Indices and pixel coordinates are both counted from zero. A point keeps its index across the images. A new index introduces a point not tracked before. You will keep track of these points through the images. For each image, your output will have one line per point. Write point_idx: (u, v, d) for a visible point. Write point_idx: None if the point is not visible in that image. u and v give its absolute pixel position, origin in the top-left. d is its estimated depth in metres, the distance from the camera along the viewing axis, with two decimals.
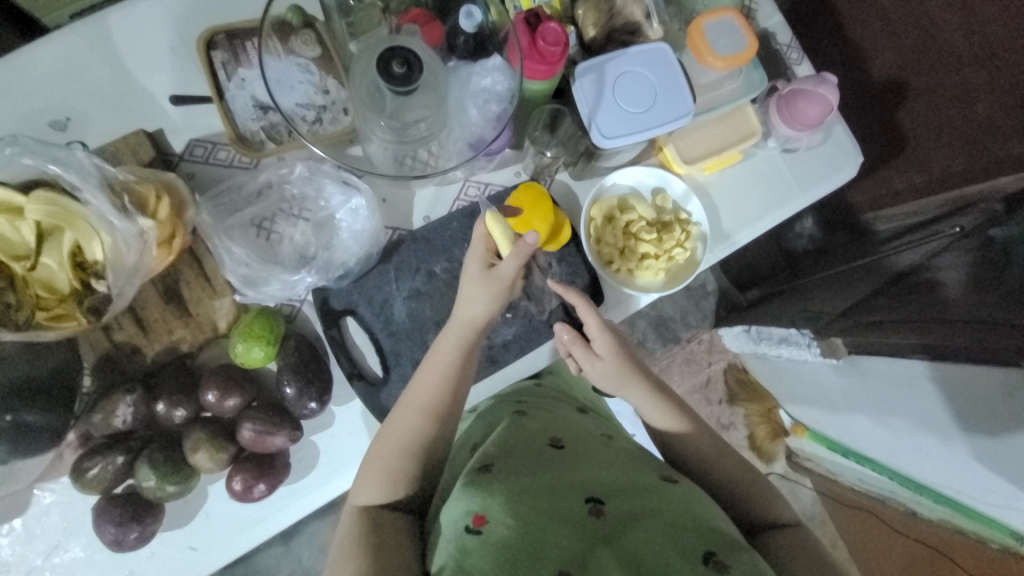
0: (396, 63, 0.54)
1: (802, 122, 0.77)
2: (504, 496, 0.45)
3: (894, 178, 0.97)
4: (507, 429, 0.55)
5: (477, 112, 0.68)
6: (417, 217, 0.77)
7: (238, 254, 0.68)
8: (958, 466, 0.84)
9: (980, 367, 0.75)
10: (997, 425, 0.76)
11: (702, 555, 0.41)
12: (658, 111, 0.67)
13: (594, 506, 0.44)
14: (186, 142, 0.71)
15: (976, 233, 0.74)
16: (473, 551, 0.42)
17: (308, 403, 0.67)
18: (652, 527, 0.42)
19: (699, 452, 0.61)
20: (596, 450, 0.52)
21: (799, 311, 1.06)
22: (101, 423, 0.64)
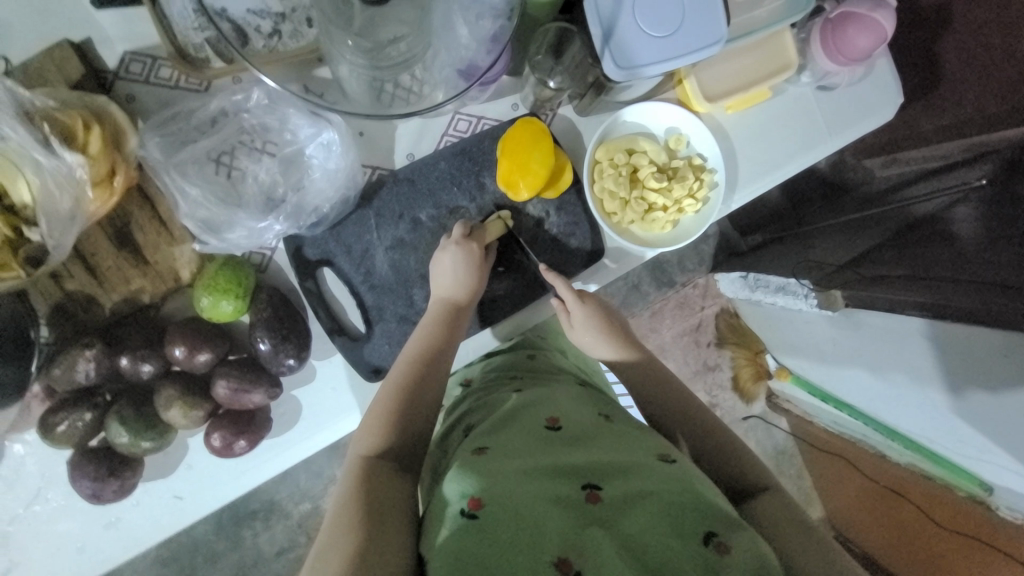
0: None
1: (848, 55, 0.67)
2: (498, 481, 0.46)
3: (921, 119, 0.87)
4: (506, 412, 0.57)
5: (469, 30, 0.57)
6: (399, 155, 0.68)
7: (194, 196, 0.60)
8: (938, 418, 0.85)
9: (979, 328, 0.73)
10: (994, 380, 0.73)
11: (701, 535, 0.43)
12: (685, 36, 0.55)
13: (591, 492, 0.46)
14: (120, 56, 0.59)
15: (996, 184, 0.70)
16: (472, 530, 0.43)
17: (285, 360, 0.63)
18: (652, 510, 0.44)
19: (678, 418, 0.61)
20: (594, 432, 0.54)
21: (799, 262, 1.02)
22: (63, 377, 0.60)
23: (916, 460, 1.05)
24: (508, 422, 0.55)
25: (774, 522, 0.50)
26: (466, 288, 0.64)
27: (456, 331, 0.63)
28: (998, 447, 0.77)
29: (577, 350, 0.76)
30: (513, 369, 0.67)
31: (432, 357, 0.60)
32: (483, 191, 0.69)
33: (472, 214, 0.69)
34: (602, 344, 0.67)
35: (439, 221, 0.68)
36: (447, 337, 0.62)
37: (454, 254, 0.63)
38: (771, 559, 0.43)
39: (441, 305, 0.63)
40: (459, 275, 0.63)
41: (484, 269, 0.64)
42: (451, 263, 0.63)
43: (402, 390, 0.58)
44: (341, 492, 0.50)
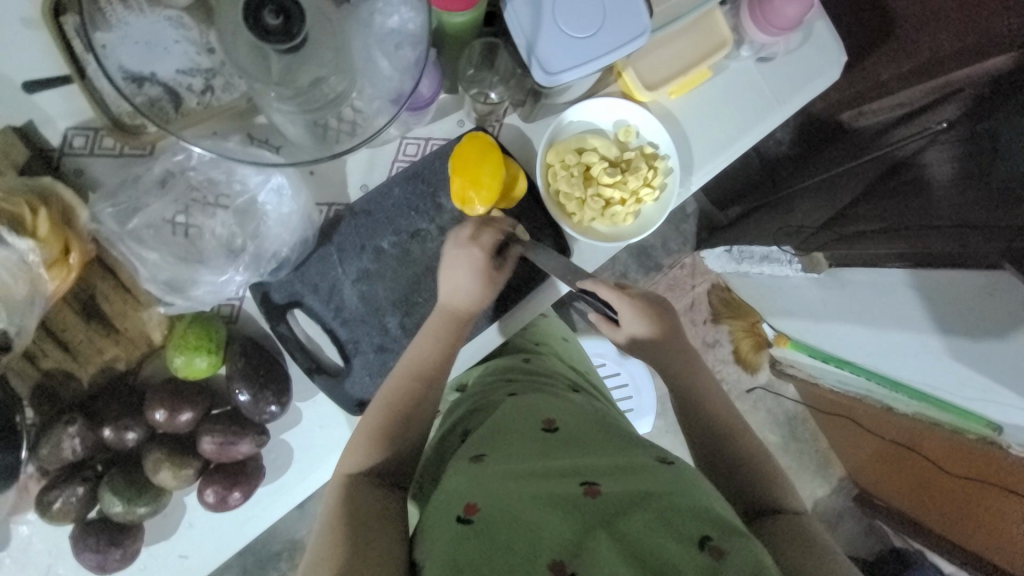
0: (266, 12, 0.42)
1: (779, 25, 0.67)
2: (492, 489, 0.48)
3: (880, 69, 0.86)
4: (500, 419, 0.58)
5: (388, 61, 0.59)
6: (353, 187, 0.69)
7: (153, 261, 0.61)
8: (932, 362, 0.86)
9: (956, 271, 0.74)
10: (995, 326, 0.73)
11: (698, 539, 0.44)
12: (607, 33, 0.55)
13: (588, 488, 0.48)
14: (62, 133, 0.60)
15: (964, 123, 0.70)
16: (469, 535, 0.45)
17: (267, 407, 0.63)
18: (649, 511, 0.46)
19: (712, 427, 0.62)
20: (591, 435, 0.56)
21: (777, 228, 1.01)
22: (51, 456, 0.60)
23: (924, 409, 1.04)
24: (506, 429, 0.56)
25: (791, 535, 0.51)
26: (470, 297, 0.63)
27: (454, 335, 0.63)
28: (1000, 386, 0.78)
29: (568, 348, 0.80)
30: (508, 374, 0.69)
31: (436, 358, 0.61)
32: (441, 211, 0.69)
33: (433, 235, 0.69)
34: (637, 325, 0.65)
35: (402, 246, 0.69)
36: (447, 346, 0.62)
37: (456, 259, 0.63)
38: (769, 563, 0.43)
39: (440, 313, 0.63)
40: (458, 283, 0.63)
41: (493, 285, 0.64)
42: (461, 265, 0.63)
43: (396, 401, 0.59)
44: (331, 505, 0.52)
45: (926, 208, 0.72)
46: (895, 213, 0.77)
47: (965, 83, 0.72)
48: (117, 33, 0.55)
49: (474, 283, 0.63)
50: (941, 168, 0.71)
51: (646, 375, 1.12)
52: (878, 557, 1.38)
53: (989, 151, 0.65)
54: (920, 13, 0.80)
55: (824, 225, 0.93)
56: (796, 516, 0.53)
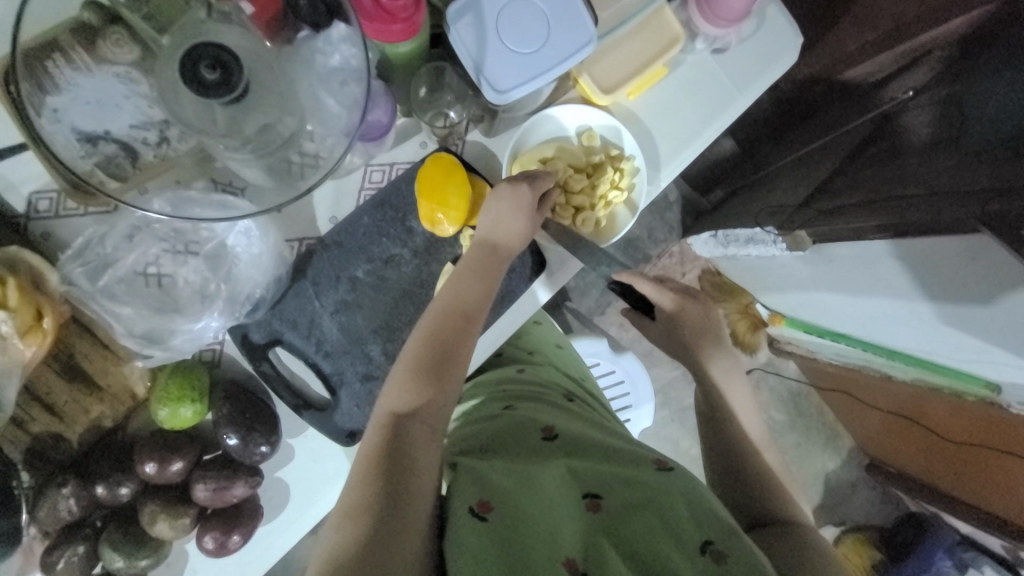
0: (203, 67, 0.46)
1: (726, 17, 0.68)
2: (502, 491, 0.49)
3: (846, 41, 0.90)
4: (501, 430, 0.59)
5: (335, 99, 0.59)
6: (322, 220, 0.69)
7: (128, 315, 0.61)
8: (927, 327, 0.85)
9: (940, 236, 0.72)
10: (982, 291, 0.72)
11: (700, 545, 0.47)
12: (554, 46, 0.55)
13: (590, 502, 0.50)
14: (26, 198, 0.60)
15: (933, 87, 0.74)
16: (484, 532, 0.46)
17: (257, 449, 0.63)
18: (650, 518, 0.48)
19: (731, 440, 0.65)
20: (590, 442, 0.57)
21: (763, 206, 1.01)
22: (48, 518, 0.60)
23: (924, 376, 1.03)
24: (506, 440, 0.58)
25: (785, 540, 0.53)
26: (520, 231, 0.64)
27: (494, 273, 0.62)
28: (994, 346, 0.77)
29: (562, 356, 0.82)
30: (501, 386, 0.70)
31: (477, 300, 0.60)
32: (412, 235, 0.70)
33: (407, 259, 0.70)
34: (657, 307, 0.70)
35: (377, 273, 0.69)
36: (488, 286, 0.61)
37: (507, 191, 0.63)
38: (767, 567, 0.46)
39: (483, 246, 0.63)
40: (506, 221, 0.64)
41: (534, 220, 0.65)
42: (508, 195, 0.63)
43: (438, 338, 0.56)
44: (378, 441, 0.49)
45: (908, 168, 0.71)
46: (877, 178, 0.75)
47: (932, 47, 0.76)
48: (67, 95, 0.55)
49: (519, 216, 0.63)
50: (918, 130, 0.73)
51: (641, 370, 1.12)
52: (894, 525, 1.38)
53: (960, 111, 0.68)
54: None
55: (807, 201, 0.91)
56: (800, 527, 0.55)
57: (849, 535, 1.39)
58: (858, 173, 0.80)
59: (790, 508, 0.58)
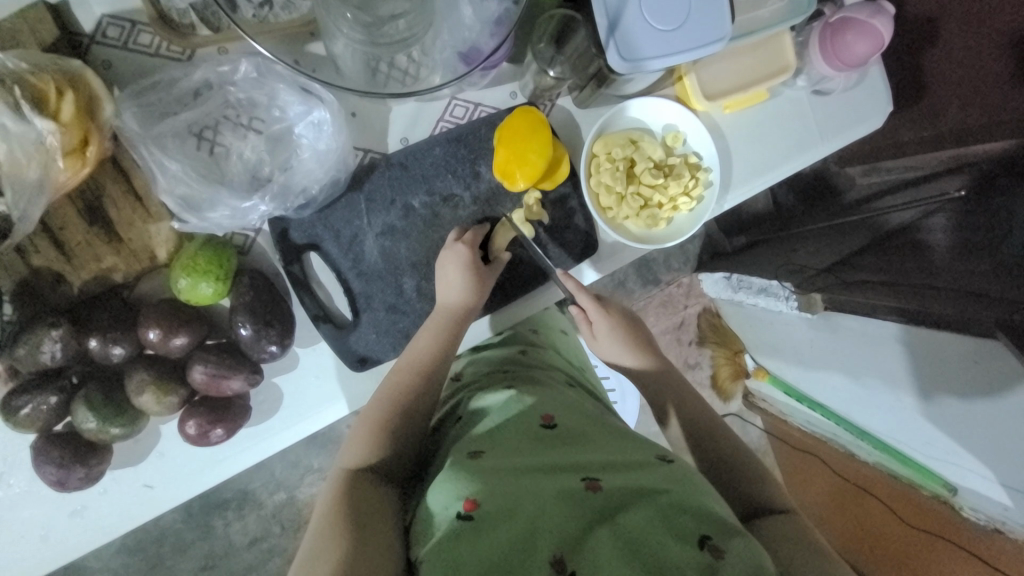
0: None
1: (845, 61, 0.67)
2: (491, 480, 0.46)
3: (902, 130, 0.85)
4: (499, 413, 0.56)
5: (473, 11, 0.57)
6: (393, 139, 0.66)
7: (174, 171, 0.57)
8: (905, 416, 0.88)
9: (946, 334, 0.76)
10: (976, 390, 0.74)
11: (697, 538, 0.43)
12: (688, 32, 0.54)
13: (588, 485, 0.46)
14: (97, 19, 0.55)
15: (970, 197, 0.71)
16: (469, 532, 0.42)
17: (267, 346, 0.60)
18: (648, 511, 0.44)
19: (701, 425, 0.64)
20: (585, 431, 0.54)
21: (783, 264, 1.05)
22: (26, 358, 0.56)
23: (885, 460, 1.05)
24: (504, 423, 0.54)
25: (777, 534, 0.50)
26: (460, 291, 0.63)
27: (455, 334, 0.62)
28: (964, 451, 0.81)
29: (568, 343, 0.75)
30: (503, 365, 0.65)
31: (433, 353, 0.60)
32: (478, 180, 0.68)
33: (466, 202, 0.68)
34: (606, 338, 0.70)
35: (432, 209, 0.67)
36: (445, 343, 0.61)
37: (444, 258, 0.64)
38: (768, 564, 0.41)
39: (438, 312, 0.63)
40: (450, 281, 0.63)
41: (484, 288, 0.64)
42: (456, 269, 0.63)
43: (398, 393, 0.58)
44: (333, 494, 0.49)
45: (926, 273, 0.74)
46: (898, 271, 0.79)
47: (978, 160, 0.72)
48: None
49: (457, 272, 0.63)
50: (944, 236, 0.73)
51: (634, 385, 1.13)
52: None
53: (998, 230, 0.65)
54: (952, 80, 0.77)
55: (829, 269, 0.96)
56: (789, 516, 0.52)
57: None
58: (881, 259, 0.83)
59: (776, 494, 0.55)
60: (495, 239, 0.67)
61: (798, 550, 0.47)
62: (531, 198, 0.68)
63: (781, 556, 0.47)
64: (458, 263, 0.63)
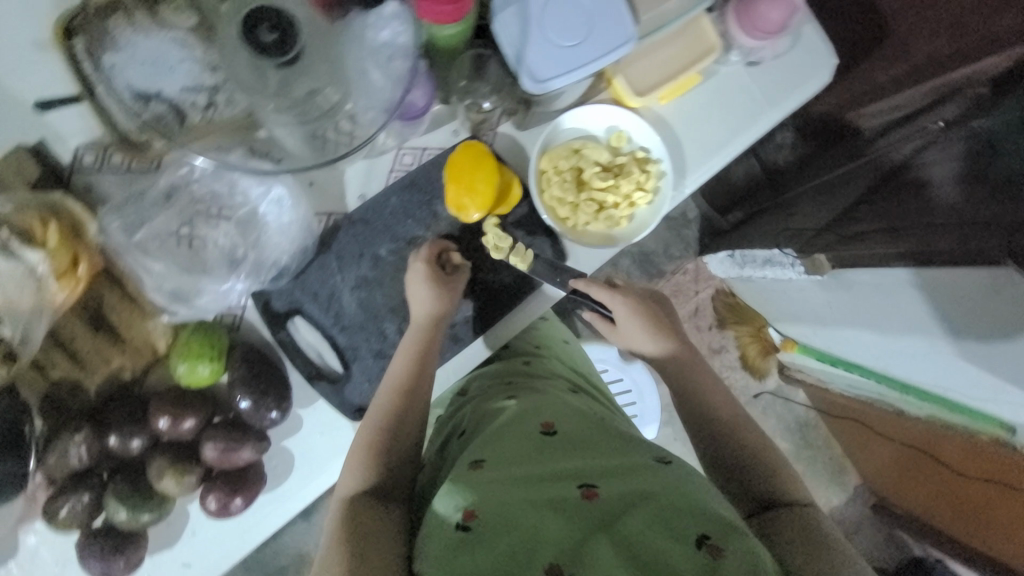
0: (265, 29, 0.49)
1: (765, 29, 0.68)
2: (489, 490, 0.48)
3: (876, 73, 0.86)
4: (498, 426, 0.58)
5: (380, 72, 0.61)
6: (351, 197, 0.70)
7: (158, 271, 0.63)
8: (937, 359, 0.82)
9: (961, 269, 0.70)
10: (998, 326, 0.69)
11: (695, 538, 0.44)
12: (593, 43, 0.57)
13: (587, 491, 0.48)
14: (73, 150, 0.62)
15: (958, 125, 0.70)
16: (467, 543, 0.45)
17: (267, 414, 0.64)
18: (646, 513, 0.46)
19: (715, 424, 0.67)
20: (585, 436, 0.55)
21: (782, 230, 1.01)
22: (58, 465, 0.61)
23: (935, 411, 1.00)
24: (503, 433, 0.56)
25: (787, 529, 0.55)
26: (433, 305, 0.66)
27: (429, 345, 0.65)
28: (1008, 387, 0.74)
29: (568, 350, 0.84)
30: (506, 376, 0.72)
31: (411, 372, 0.63)
32: (438, 218, 0.71)
33: (430, 241, 0.71)
34: (627, 332, 0.72)
35: (399, 253, 0.70)
36: (419, 355, 0.64)
37: (410, 279, 0.67)
38: (766, 562, 0.42)
39: (415, 326, 0.65)
40: (419, 296, 0.66)
41: (454, 295, 0.67)
42: (420, 286, 0.66)
43: (386, 419, 0.61)
44: (337, 519, 0.55)
45: (927, 208, 0.72)
46: (899, 214, 0.77)
47: (964, 83, 0.71)
48: (125, 53, 0.57)
49: (418, 282, 0.66)
50: (939, 168, 0.72)
51: (649, 380, 1.16)
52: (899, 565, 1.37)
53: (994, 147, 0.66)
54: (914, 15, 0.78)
55: (826, 227, 0.92)
56: (799, 510, 0.57)
57: None
58: (880, 203, 0.81)
59: (788, 488, 0.60)
60: (449, 250, 0.69)
61: (802, 546, 0.53)
62: (490, 222, 0.70)
63: (788, 550, 0.53)
64: (418, 279, 0.66)
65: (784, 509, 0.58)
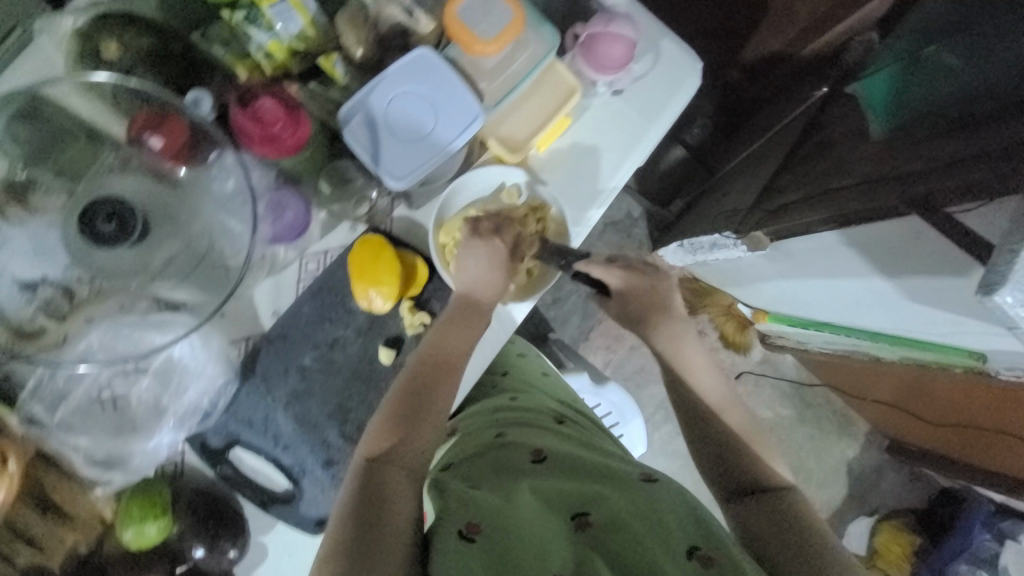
0: (101, 220, 0.54)
1: (613, 64, 0.71)
2: (493, 511, 0.52)
3: (767, 41, 1.00)
4: (497, 456, 0.63)
5: (237, 222, 0.63)
6: (265, 316, 0.71)
7: (86, 444, 0.66)
8: (888, 300, 0.79)
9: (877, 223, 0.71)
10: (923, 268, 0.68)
11: (686, 550, 0.51)
12: (438, 132, 0.64)
13: (578, 521, 0.53)
14: None
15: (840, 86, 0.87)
16: (472, 555, 0.48)
17: (225, 552, 0.66)
18: (640, 528, 0.51)
19: (702, 418, 0.70)
20: (573, 461, 0.61)
21: (720, 213, 1.04)
22: None
23: (905, 352, 0.99)
24: (503, 464, 0.61)
25: (772, 514, 0.60)
26: (487, 279, 0.68)
27: (454, 346, 0.66)
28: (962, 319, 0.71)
29: (548, 381, 0.89)
30: (495, 412, 0.76)
31: (418, 375, 0.64)
32: (354, 314, 0.72)
33: (352, 338, 0.71)
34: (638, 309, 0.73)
35: (324, 359, 0.70)
36: (446, 369, 0.65)
37: (467, 252, 0.69)
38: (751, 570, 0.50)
39: (456, 307, 0.68)
40: (472, 271, 0.68)
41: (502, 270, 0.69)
42: (479, 257, 0.68)
43: (391, 418, 0.60)
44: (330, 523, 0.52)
45: (838, 165, 0.77)
46: (816, 171, 0.82)
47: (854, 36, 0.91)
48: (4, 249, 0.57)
49: (496, 275, 0.69)
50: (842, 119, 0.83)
51: (624, 399, 1.18)
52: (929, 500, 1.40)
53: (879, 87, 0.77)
54: None
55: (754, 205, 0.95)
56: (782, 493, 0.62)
57: (884, 523, 1.39)
58: (798, 172, 0.86)
59: (772, 476, 0.64)
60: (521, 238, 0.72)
61: (790, 542, 0.56)
62: (406, 306, 0.72)
63: (779, 541, 0.57)
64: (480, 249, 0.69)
65: (772, 494, 0.62)
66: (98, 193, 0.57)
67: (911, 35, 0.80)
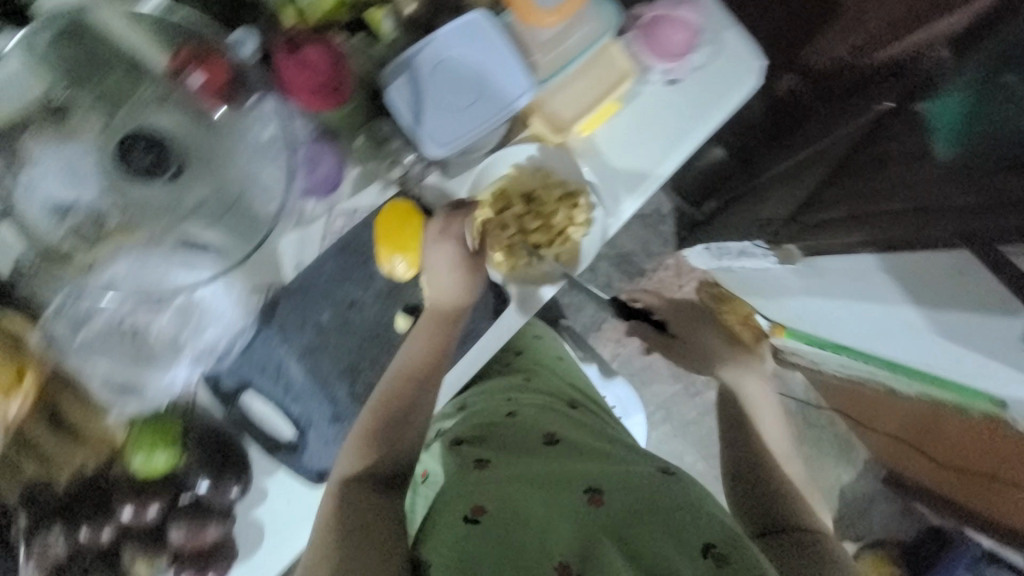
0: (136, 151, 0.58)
1: (673, 51, 0.68)
2: (499, 491, 0.59)
3: (835, 46, 0.96)
4: (507, 438, 0.69)
5: (275, 167, 0.63)
6: (287, 267, 0.71)
7: (103, 367, 0.67)
8: (915, 339, 0.74)
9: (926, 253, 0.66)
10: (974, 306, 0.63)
11: (701, 548, 0.53)
12: (481, 105, 0.63)
13: (592, 497, 0.57)
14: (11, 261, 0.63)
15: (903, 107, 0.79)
16: (475, 532, 0.54)
17: (229, 490, 0.67)
18: (654, 524, 0.55)
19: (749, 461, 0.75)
20: (584, 448, 0.65)
21: (754, 219, 1.02)
22: None
23: (932, 391, 0.92)
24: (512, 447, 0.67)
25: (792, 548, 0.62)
26: (449, 280, 0.68)
27: (446, 333, 0.68)
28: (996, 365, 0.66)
29: (564, 365, 0.90)
30: (506, 391, 0.79)
31: (422, 358, 0.66)
32: (375, 278, 0.71)
33: (370, 301, 0.72)
34: None
35: (341, 318, 0.71)
36: (436, 344, 0.67)
37: (433, 246, 0.68)
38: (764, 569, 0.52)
39: (433, 306, 0.69)
40: (438, 268, 0.68)
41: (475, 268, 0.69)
42: (444, 256, 0.68)
43: (388, 405, 0.64)
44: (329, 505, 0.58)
45: (882, 191, 0.75)
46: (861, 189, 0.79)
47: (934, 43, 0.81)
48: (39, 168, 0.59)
49: (455, 276, 0.68)
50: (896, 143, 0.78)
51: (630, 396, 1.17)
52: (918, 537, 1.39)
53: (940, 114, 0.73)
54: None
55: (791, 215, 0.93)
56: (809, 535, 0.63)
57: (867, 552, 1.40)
58: (845, 184, 0.83)
59: (803, 517, 0.65)
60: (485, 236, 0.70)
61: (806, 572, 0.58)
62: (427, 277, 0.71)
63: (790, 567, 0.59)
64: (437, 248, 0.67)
65: (800, 533, 0.63)
66: (136, 124, 0.59)
67: (995, 50, 0.72)
